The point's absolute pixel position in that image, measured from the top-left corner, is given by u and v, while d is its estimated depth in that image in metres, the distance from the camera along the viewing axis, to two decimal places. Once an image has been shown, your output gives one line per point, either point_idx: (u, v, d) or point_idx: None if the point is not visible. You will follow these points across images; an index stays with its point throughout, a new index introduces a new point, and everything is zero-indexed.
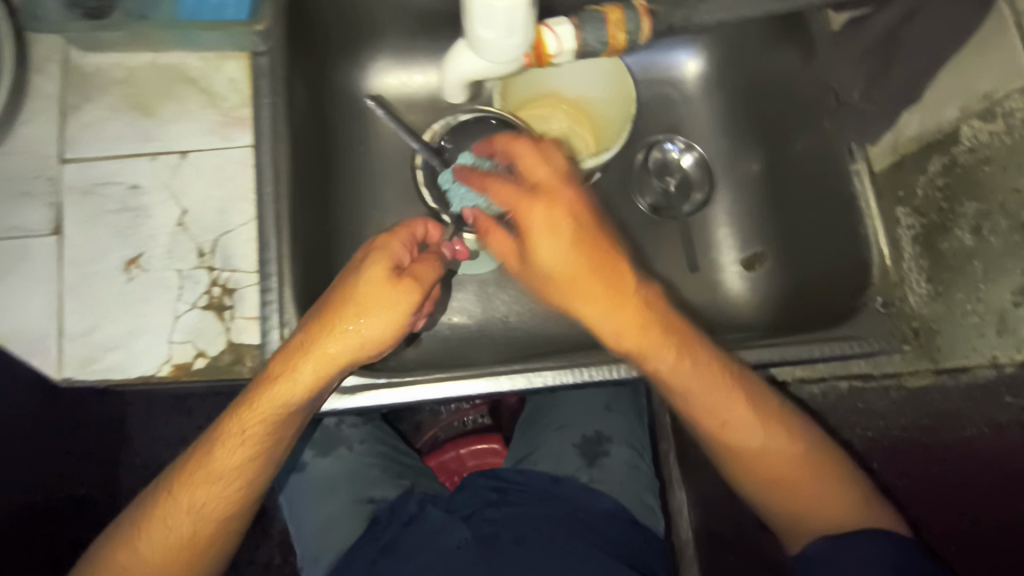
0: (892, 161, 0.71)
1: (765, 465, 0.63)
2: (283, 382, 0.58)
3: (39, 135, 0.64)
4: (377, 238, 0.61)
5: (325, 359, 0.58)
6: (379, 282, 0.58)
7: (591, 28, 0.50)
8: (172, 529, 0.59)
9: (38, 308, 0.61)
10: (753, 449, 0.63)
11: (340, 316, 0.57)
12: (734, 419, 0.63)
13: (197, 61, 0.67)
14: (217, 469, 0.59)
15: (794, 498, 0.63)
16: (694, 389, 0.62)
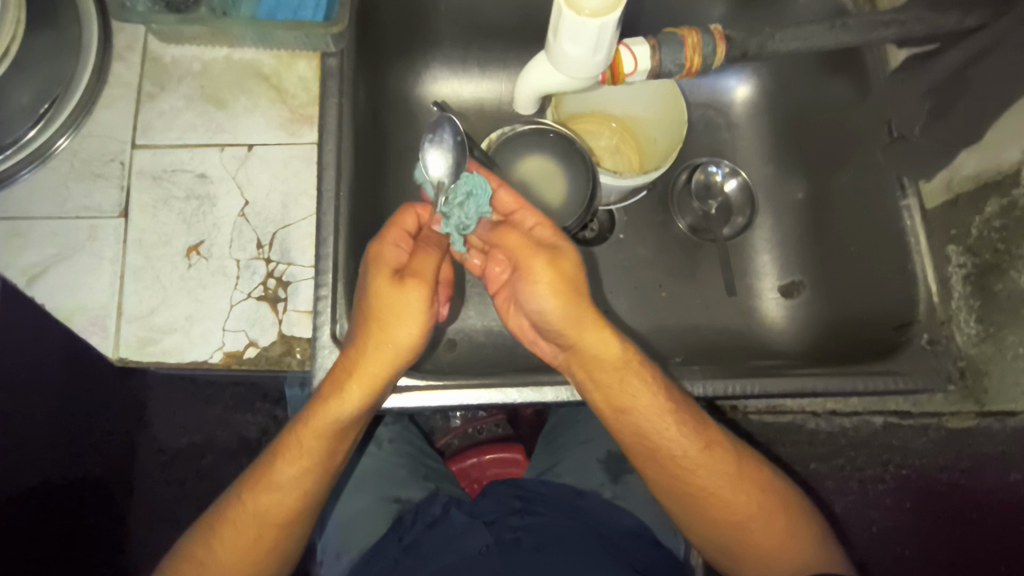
0: (947, 199, 0.71)
1: (717, 493, 0.63)
2: (331, 400, 0.56)
3: (116, 120, 0.66)
4: (371, 246, 0.59)
5: (368, 375, 0.56)
6: (387, 292, 0.55)
7: (668, 50, 0.52)
8: (240, 533, 0.59)
9: (102, 286, 0.62)
10: (720, 499, 0.63)
11: (365, 334, 0.56)
12: (684, 458, 0.62)
13: (270, 59, 0.70)
14: (278, 479, 0.58)
15: (747, 527, 0.63)
16: (654, 420, 0.61)
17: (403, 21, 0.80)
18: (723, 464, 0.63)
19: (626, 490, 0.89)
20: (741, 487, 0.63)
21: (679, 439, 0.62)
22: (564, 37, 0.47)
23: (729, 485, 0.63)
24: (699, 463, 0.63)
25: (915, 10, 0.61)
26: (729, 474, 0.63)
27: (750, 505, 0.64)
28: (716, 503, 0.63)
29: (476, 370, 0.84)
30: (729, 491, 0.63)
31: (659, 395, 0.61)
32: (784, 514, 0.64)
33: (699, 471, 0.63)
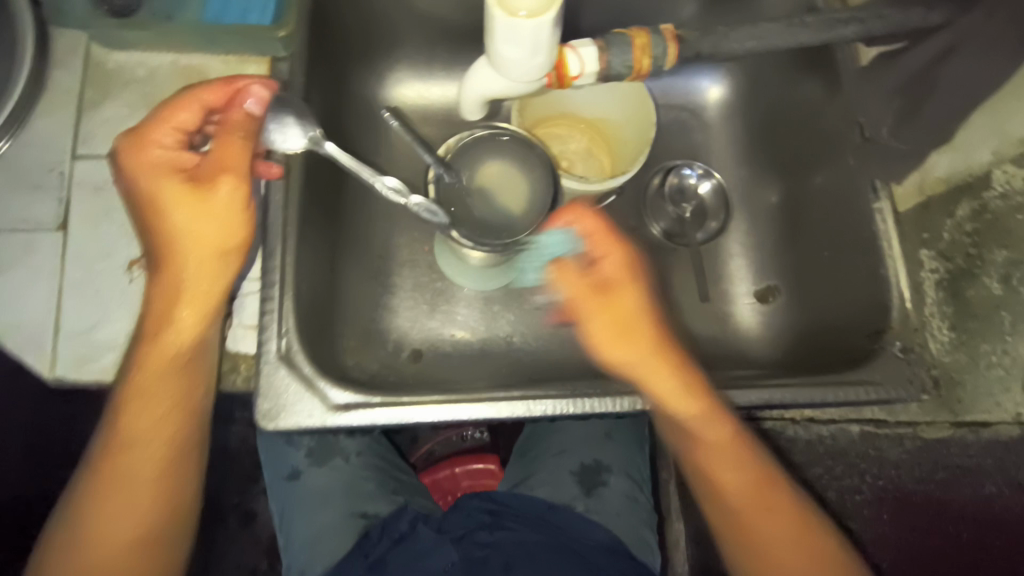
0: (918, 203, 0.69)
1: (744, 504, 0.61)
2: (161, 325, 0.55)
3: (56, 129, 0.64)
4: (125, 146, 0.54)
5: (195, 290, 0.55)
6: (180, 198, 0.53)
7: (616, 51, 0.49)
8: (113, 532, 0.54)
9: (38, 302, 0.60)
10: (743, 496, 0.61)
11: (173, 240, 0.54)
12: (709, 456, 0.60)
13: (218, 64, 0.67)
14: (134, 435, 0.55)
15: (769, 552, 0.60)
16: (689, 422, 0.60)
17: (362, 23, 0.77)
18: (744, 463, 0.61)
19: (599, 502, 0.87)
20: (763, 489, 0.61)
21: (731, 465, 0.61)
22: (500, 40, 0.44)
23: (761, 507, 0.60)
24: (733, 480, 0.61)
25: (878, 7, 0.59)
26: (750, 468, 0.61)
27: (767, 506, 0.61)
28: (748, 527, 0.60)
29: (441, 382, 0.82)
30: (758, 514, 0.60)
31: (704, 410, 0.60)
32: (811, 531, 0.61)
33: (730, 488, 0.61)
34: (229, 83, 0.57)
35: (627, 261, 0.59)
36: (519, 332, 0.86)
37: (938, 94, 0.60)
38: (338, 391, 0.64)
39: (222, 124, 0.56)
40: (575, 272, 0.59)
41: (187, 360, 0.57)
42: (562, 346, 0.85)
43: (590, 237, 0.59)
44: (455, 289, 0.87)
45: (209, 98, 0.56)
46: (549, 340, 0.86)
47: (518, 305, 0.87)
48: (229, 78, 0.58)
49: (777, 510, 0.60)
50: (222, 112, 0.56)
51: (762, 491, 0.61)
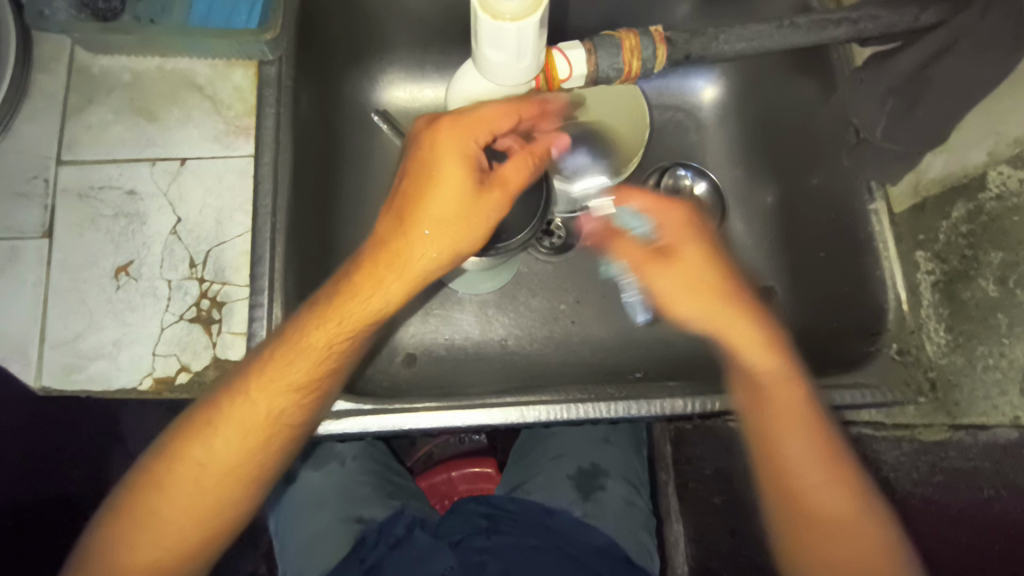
0: (913, 204, 0.68)
1: (807, 484, 0.58)
2: (363, 296, 0.53)
3: (40, 136, 0.63)
4: (447, 149, 0.52)
5: (377, 282, 0.53)
6: (467, 198, 0.52)
7: (604, 53, 0.49)
8: (195, 498, 0.54)
9: (23, 311, 0.59)
10: (809, 482, 0.58)
11: (405, 238, 0.53)
12: (790, 439, 0.59)
13: (205, 68, 0.67)
14: (232, 415, 0.54)
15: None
16: (798, 441, 0.59)
17: (352, 26, 0.77)
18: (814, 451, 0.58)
19: (596, 507, 0.86)
20: (832, 482, 0.58)
21: (825, 485, 0.58)
22: (484, 43, 0.43)
23: (847, 534, 0.57)
24: (823, 503, 0.58)
25: (870, 8, 0.58)
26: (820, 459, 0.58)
27: (845, 502, 0.58)
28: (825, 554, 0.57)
29: (436, 386, 0.81)
30: (846, 544, 0.57)
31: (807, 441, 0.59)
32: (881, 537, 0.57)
33: (817, 510, 0.58)
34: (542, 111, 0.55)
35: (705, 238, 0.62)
36: (514, 335, 0.85)
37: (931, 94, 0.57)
38: (331, 400, 0.64)
39: (493, 115, 0.53)
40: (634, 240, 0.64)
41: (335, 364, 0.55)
42: (557, 349, 0.85)
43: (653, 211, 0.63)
44: (449, 292, 0.86)
45: (489, 109, 0.53)
46: (544, 343, 0.85)
47: (512, 308, 0.86)
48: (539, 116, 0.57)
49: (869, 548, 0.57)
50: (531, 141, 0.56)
51: (852, 508, 0.58)
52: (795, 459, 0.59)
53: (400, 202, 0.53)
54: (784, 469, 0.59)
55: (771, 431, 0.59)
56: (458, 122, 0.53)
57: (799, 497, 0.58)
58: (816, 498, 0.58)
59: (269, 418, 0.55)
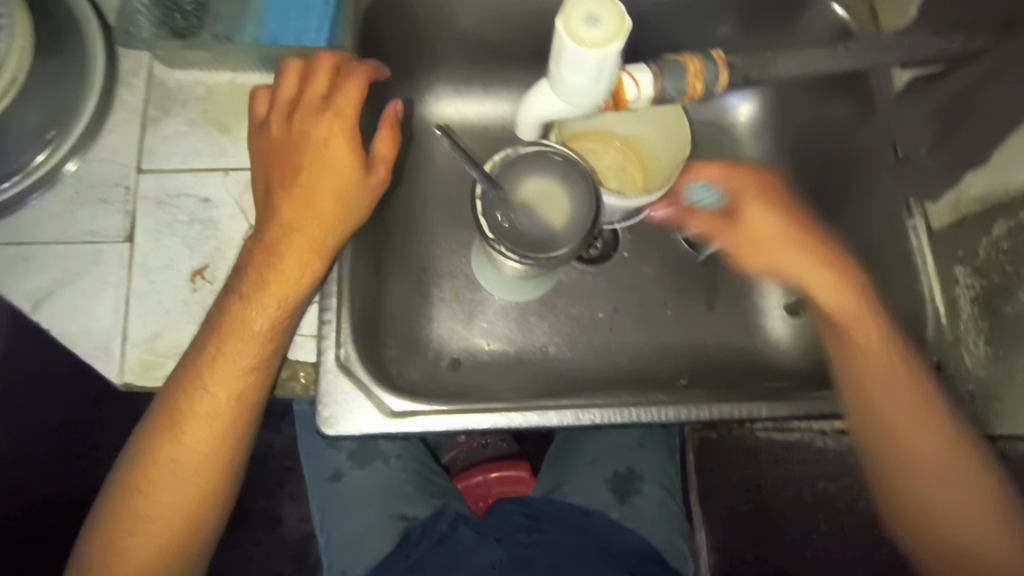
0: (952, 220, 0.71)
1: (906, 440, 0.65)
2: (261, 249, 0.59)
3: (121, 145, 0.66)
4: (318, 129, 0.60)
5: (301, 242, 0.59)
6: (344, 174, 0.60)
7: (670, 76, 0.52)
8: (202, 409, 0.58)
9: (107, 311, 0.62)
10: (899, 432, 0.66)
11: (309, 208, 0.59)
12: (874, 386, 0.67)
13: (274, 83, 0.70)
14: (250, 318, 0.58)
15: (924, 473, 0.64)
16: (869, 347, 0.68)
17: (406, 43, 0.80)
18: (909, 393, 0.66)
19: (633, 510, 0.88)
20: (920, 421, 0.65)
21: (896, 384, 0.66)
22: (564, 66, 0.46)
23: (913, 419, 0.65)
24: (897, 399, 0.66)
25: (921, 35, 0.62)
26: (908, 399, 0.65)
27: (936, 449, 0.64)
28: (911, 447, 0.65)
29: (480, 391, 0.84)
30: (920, 434, 0.65)
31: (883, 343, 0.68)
32: (954, 469, 0.63)
33: (892, 417, 0.66)
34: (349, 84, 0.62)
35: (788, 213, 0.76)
36: (554, 342, 0.88)
37: (975, 117, 0.60)
38: (395, 399, 0.67)
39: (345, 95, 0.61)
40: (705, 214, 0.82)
41: (274, 333, 0.60)
42: (597, 356, 0.87)
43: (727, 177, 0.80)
44: (491, 300, 0.89)
45: (309, 80, 0.62)
46: (584, 350, 0.88)
47: (551, 316, 0.89)
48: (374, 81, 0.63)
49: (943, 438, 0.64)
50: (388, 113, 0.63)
51: (946, 450, 0.64)
52: (859, 367, 0.68)
53: (306, 177, 0.59)
54: (870, 373, 0.67)
55: (860, 392, 0.67)
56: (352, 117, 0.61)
57: (879, 407, 0.66)
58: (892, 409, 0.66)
59: (231, 404, 0.59)
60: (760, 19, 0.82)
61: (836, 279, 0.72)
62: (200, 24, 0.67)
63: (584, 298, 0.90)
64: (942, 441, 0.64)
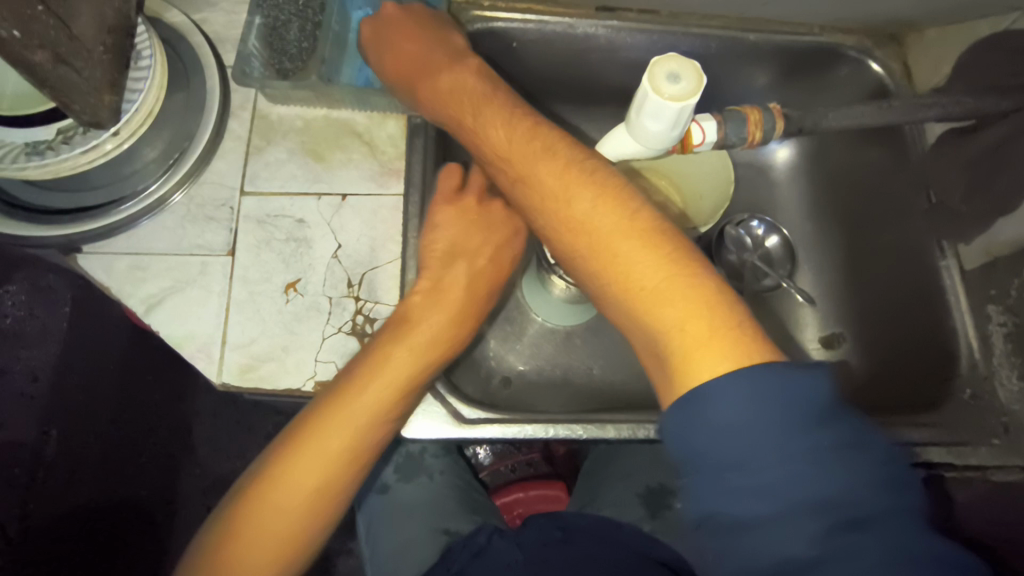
0: (985, 262, 0.76)
1: (625, 273, 0.52)
2: (439, 284, 0.67)
3: (228, 169, 0.74)
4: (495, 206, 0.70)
5: (450, 302, 0.66)
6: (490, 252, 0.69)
7: (732, 125, 0.59)
8: (351, 417, 0.59)
9: (210, 316, 0.69)
10: (623, 270, 0.52)
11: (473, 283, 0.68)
12: (574, 219, 0.55)
13: (363, 118, 0.78)
14: (417, 332, 0.64)
15: (679, 348, 0.48)
16: (605, 231, 0.53)
17: None
18: (609, 210, 0.54)
19: (664, 524, 0.90)
20: (642, 243, 0.52)
21: (637, 258, 0.51)
22: (646, 114, 0.53)
23: (614, 235, 0.53)
24: (643, 274, 0.51)
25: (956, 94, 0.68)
26: (626, 234, 0.53)
27: (639, 265, 0.51)
28: (654, 322, 0.49)
29: (529, 407, 0.89)
30: (674, 314, 0.48)
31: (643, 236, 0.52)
32: (670, 283, 0.50)
33: (644, 286, 0.51)
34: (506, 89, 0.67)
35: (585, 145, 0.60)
36: (598, 364, 0.93)
37: (1010, 168, 0.66)
38: (468, 409, 0.73)
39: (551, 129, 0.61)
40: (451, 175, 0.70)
41: (431, 350, 0.64)
42: (639, 379, 0.92)
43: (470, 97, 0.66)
44: (539, 322, 0.95)
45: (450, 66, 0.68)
46: (628, 373, 0.93)
47: (596, 339, 0.94)
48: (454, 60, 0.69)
49: (699, 313, 0.48)
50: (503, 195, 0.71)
51: (663, 273, 0.50)
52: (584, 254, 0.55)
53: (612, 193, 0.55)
54: (594, 254, 0.54)
55: (592, 256, 0.54)
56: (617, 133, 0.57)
57: (618, 265, 0.52)
58: (634, 275, 0.52)
59: (375, 412, 0.60)
60: (799, 73, 0.90)
61: (609, 199, 0.55)
62: (303, 66, 0.74)
63: None
64: (648, 270, 0.51)
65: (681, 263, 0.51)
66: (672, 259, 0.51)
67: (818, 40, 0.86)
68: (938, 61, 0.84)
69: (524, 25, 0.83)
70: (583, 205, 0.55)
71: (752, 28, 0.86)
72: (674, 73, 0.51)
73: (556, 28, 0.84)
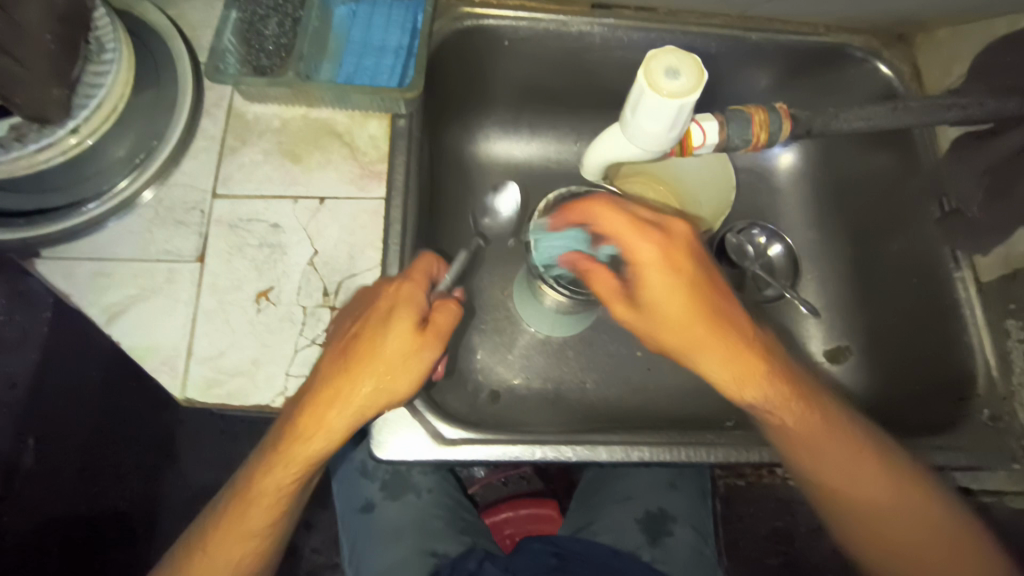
0: (1003, 274, 0.71)
1: (833, 475, 0.61)
2: (340, 372, 0.57)
3: (200, 171, 0.70)
4: (396, 285, 0.60)
5: (346, 403, 0.57)
6: (410, 338, 0.58)
7: (736, 126, 0.54)
8: (270, 489, 0.61)
9: (176, 326, 0.65)
10: (833, 465, 0.61)
11: (363, 363, 0.57)
12: (769, 409, 0.59)
13: (344, 118, 0.74)
14: (326, 416, 0.58)
15: (887, 523, 0.61)
16: (800, 432, 0.60)
17: (464, 86, 0.85)
18: (802, 413, 0.60)
19: (664, 552, 0.87)
20: (835, 438, 0.60)
21: (832, 459, 0.60)
22: (641, 114, 0.49)
23: (822, 433, 0.60)
24: (828, 458, 0.60)
25: (974, 95, 0.63)
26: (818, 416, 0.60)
27: (865, 471, 0.61)
28: (869, 509, 0.61)
29: (519, 425, 0.84)
30: (884, 499, 0.61)
31: (808, 414, 0.60)
32: (885, 471, 0.61)
33: (848, 485, 0.61)
34: (637, 223, 0.58)
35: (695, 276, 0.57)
36: (592, 379, 0.88)
37: None
38: (446, 427, 0.69)
39: (676, 232, 0.59)
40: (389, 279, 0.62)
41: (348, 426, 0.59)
42: (636, 395, 0.88)
43: (607, 225, 0.59)
44: (531, 333, 0.90)
45: (616, 210, 0.59)
46: (624, 388, 0.88)
47: (591, 352, 0.90)
48: (603, 196, 0.61)
49: (910, 498, 0.60)
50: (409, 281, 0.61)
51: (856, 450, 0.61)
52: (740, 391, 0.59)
53: (761, 354, 0.58)
54: (800, 440, 0.60)
55: (805, 453, 0.61)
56: (729, 291, 0.59)
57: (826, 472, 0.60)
58: (820, 466, 0.61)
59: (293, 483, 0.61)
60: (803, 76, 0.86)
61: (786, 397, 0.59)
62: (281, 63, 0.71)
63: (623, 335, 0.91)
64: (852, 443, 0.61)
65: (863, 443, 0.61)
66: (866, 438, 0.62)
67: (823, 40, 0.82)
68: (949, 63, 0.80)
69: (516, 22, 0.80)
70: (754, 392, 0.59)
71: (754, 27, 0.82)
72: (673, 66, 0.47)
73: (549, 26, 0.80)
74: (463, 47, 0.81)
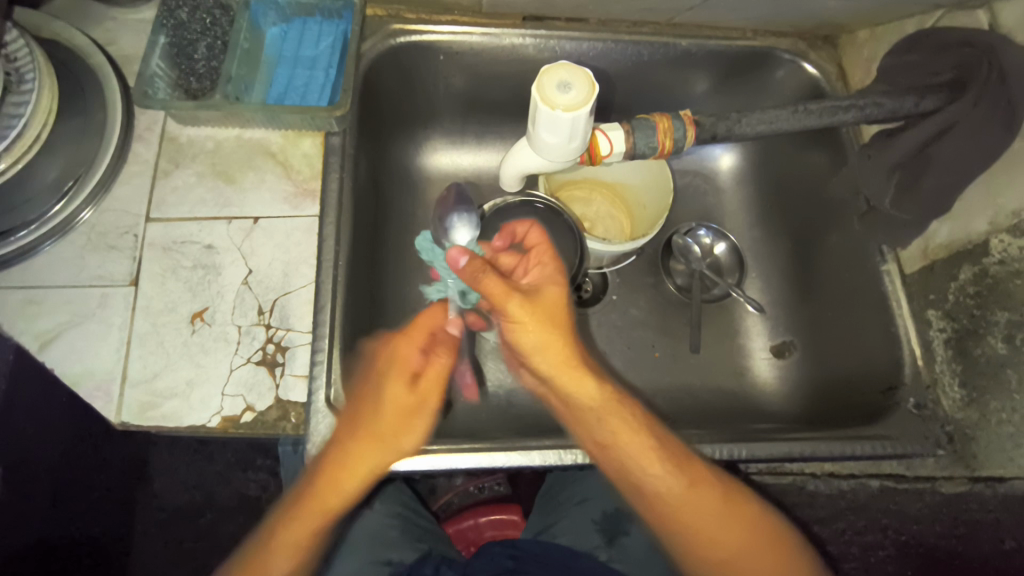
0: (923, 266, 0.73)
1: (704, 531, 0.59)
2: (365, 437, 0.58)
3: (133, 196, 0.71)
4: (390, 343, 0.61)
5: (367, 458, 0.58)
6: (403, 398, 0.58)
7: (640, 134, 0.58)
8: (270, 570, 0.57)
9: (109, 351, 0.65)
10: (704, 529, 0.59)
11: (373, 422, 0.59)
12: (669, 493, 0.60)
13: (277, 138, 0.75)
14: (346, 478, 0.58)
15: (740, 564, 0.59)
16: (655, 479, 0.60)
17: (403, 101, 0.86)
18: (674, 476, 0.60)
19: (621, 552, 0.85)
20: (706, 501, 0.60)
21: (664, 476, 0.60)
22: (541, 127, 0.51)
23: (695, 504, 0.59)
24: (671, 493, 0.60)
25: (873, 96, 0.66)
26: (700, 492, 0.60)
27: (734, 519, 0.60)
28: (706, 539, 0.59)
29: (470, 431, 0.84)
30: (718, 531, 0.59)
31: (651, 441, 0.60)
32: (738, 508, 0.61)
33: (686, 510, 0.60)
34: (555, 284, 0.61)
35: (547, 332, 0.57)
36: None
37: (932, 171, 0.66)
38: None
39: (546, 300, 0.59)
40: (399, 339, 0.60)
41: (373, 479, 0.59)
42: None
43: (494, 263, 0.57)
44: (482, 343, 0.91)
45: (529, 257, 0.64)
46: None
47: None
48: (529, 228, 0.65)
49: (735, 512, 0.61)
50: (402, 335, 0.60)
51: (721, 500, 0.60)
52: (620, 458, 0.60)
53: (639, 427, 0.60)
54: (673, 508, 0.60)
55: (676, 518, 0.60)
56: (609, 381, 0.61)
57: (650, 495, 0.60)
58: (684, 515, 0.59)
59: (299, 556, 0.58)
60: (734, 80, 0.88)
61: (631, 425, 0.60)
62: (211, 87, 0.72)
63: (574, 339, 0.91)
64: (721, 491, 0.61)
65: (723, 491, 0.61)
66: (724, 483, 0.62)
67: (750, 44, 0.84)
68: (869, 62, 0.82)
69: (449, 37, 0.80)
70: (634, 447, 0.60)
71: (683, 34, 0.84)
72: (565, 80, 0.49)
73: (482, 39, 0.81)
74: (398, 63, 0.82)
